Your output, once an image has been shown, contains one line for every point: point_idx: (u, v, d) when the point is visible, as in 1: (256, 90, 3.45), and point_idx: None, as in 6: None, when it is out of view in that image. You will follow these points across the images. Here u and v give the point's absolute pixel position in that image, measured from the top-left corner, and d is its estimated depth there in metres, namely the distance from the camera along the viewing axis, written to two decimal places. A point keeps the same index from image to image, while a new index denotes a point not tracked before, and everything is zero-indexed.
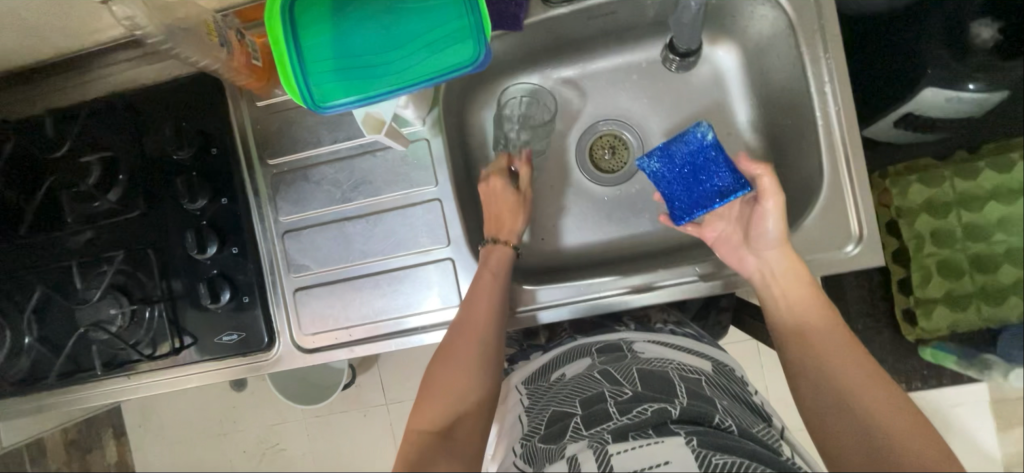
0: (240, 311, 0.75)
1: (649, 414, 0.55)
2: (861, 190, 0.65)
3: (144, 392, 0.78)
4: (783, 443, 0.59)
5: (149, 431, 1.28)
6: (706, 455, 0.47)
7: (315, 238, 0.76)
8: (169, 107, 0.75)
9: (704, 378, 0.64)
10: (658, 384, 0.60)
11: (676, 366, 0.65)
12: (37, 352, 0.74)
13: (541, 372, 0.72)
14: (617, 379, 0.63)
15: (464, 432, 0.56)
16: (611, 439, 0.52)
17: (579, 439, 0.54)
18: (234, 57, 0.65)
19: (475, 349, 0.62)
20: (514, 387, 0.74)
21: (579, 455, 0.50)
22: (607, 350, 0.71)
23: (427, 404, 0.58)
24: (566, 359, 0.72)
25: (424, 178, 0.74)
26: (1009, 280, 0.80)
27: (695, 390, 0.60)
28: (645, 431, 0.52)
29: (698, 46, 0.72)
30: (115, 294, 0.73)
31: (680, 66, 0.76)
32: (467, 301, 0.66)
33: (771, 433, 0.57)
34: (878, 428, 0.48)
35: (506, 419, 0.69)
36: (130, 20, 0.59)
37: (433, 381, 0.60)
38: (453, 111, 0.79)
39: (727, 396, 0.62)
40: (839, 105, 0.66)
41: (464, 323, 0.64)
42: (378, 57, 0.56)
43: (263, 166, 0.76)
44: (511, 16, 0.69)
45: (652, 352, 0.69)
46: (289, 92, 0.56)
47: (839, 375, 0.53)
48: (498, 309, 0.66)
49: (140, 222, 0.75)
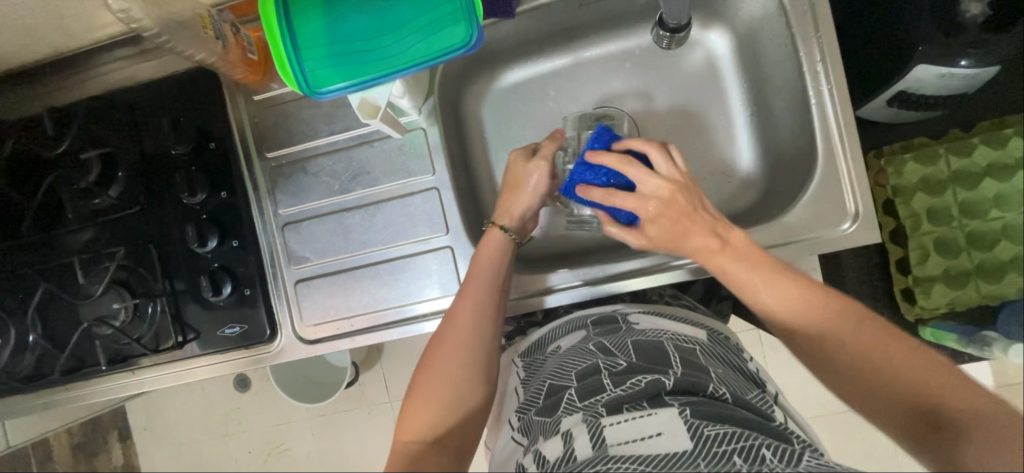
0: (242, 304, 0.76)
1: (643, 385, 0.57)
2: (855, 166, 0.65)
3: (150, 387, 0.79)
4: (778, 408, 0.62)
5: (154, 434, 1.29)
6: (699, 427, 0.50)
7: (314, 230, 0.76)
8: (167, 103, 0.76)
9: (698, 347, 0.66)
10: (654, 354, 0.63)
11: (670, 335, 0.67)
12: (42, 348, 0.75)
13: (537, 347, 0.75)
14: (611, 350, 0.65)
15: (456, 438, 0.57)
16: (604, 412, 0.55)
17: (574, 412, 0.57)
18: (230, 50, 0.66)
19: (460, 355, 0.62)
20: (511, 362, 0.77)
21: (573, 430, 0.54)
22: (602, 322, 0.72)
23: (417, 412, 0.57)
24: (562, 333, 0.74)
25: (420, 167, 0.74)
26: (1008, 257, 0.80)
27: (688, 359, 0.62)
28: (640, 402, 0.55)
29: (687, 21, 0.70)
30: (117, 289, 0.73)
31: (671, 43, 0.73)
32: (455, 307, 0.65)
33: (764, 398, 0.60)
34: (878, 367, 0.49)
35: (506, 390, 0.73)
36: (126, 13, 0.59)
37: (422, 389, 0.59)
38: (448, 101, 0.79)
39: (722, 364, 0.65)
40: (831, 83, 0.66)
41: (452, 329, 0.63)
42: (372, 41, 0.57)
43: (262, 159, 0.77)
44: (504, 3, 0.70)
45: (647, 323, 0.70)
46: (284, 77, 0.56)
47: (851, 340, 0.51)
48: (488, 313, 0.65)
49: (141, 217, 0.75)
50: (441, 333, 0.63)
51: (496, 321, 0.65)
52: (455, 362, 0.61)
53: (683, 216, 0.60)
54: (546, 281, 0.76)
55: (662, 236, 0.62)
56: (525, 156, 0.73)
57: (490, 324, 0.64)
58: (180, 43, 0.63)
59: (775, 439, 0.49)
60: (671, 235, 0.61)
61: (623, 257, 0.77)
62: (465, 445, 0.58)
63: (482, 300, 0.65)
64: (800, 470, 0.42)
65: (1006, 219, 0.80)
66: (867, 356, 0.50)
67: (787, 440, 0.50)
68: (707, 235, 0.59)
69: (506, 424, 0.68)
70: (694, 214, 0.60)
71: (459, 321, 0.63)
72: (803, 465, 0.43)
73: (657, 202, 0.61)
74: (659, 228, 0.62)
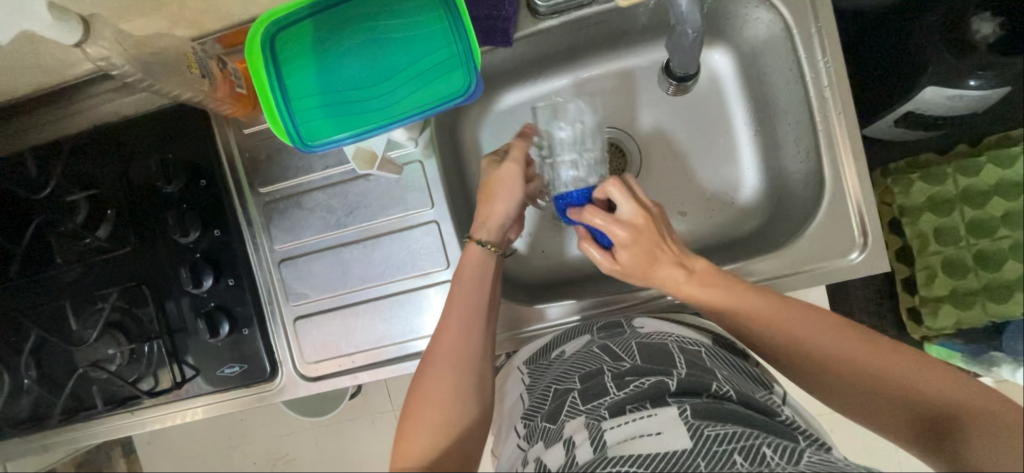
0: (240, 343, 0.74)
1: (647, 386, 0.56)
2: (864, 194, 0.64)
3: (154, 427, 0.78)
4: (784, 408, 0.61)
5: (157, 450, 1.27)
6: (699, 427, 0.48)
7: (312, 266, 0.75)
8: (156, 138, 0.73)
9: (704, 350, 0.63)
10: (657, 355, 0.61)
11: (675, 338, 0.64)
12: (37, 392, 0.73)
13: (542, 352, 0.71)
14: (616, 353, 0.63)
15: (456, 458, 0.54)
16: (607, 415, 0.54)
17: (577, 416, 0.56)
18: (216, 87, 0.63)
19: (448, 381, 0.57)
20: (516, 367, 0.73)
21: (575, 437, 0.53)
22: (606, 326, 0.70)
23: (413, 437, 0.55)
24: (565, 337, 0.71)
25: (419, 200, 0.73)
26: (1015, 275, 0.79)
27: (695, 362, 0.60)
28: (642, 403, 0.54)
29: (696, 70, 0.68)
30: (112, 333, 0.72)
31: (677, 89, 0.72)
32: (439, 333, 0.61)
33: (771, 399, 0.58)
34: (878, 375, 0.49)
35: (508, 397, 0.71)
36: (106, 61, 0.54)
37: (413, 416, 0.56)
38: (445, 128, 0.77)
39: (728, 366, 0.63)
40: (840, 109, 0.64)
41: (440, 355, 0.59)
42: (369, 93, 0.58)
43: (255, 194, 0.75)
44: (501, 32, 0.67)
45: (650, 326, 0.68)
46: (275, 131, 0.57)
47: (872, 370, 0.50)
48: (475, 336, 0.61)
49: (132, 257, 0.73)
50: (426, 358, 0.60)
51: (489, 345, 0.62)
52: (440, 387, 0.57)
53: (657, 241, 0.58)
54: (545, 314, 0.76)
55: (637, 260, 0.58)
56: (497, 161, 0.70)
57: (478, 345, 0.61)
58: (163, 83, 0.58)
59: (776, 437, 0.49)
60: (643, 260, 0.58)
61: (629, 289, 0.76)
62: (466, 461, 0.55)
63: (468, 322, 0.61)
64: (800, 467, 0.42)
65: (1014, 238, 0.79)
66: (861, 363, 0.50)
67: (790, 437, 0.50)
68: (674, 266, 0.57)
69: (509, 430, 0.66)
70: (664, 245, 0.58)
71: (444, 347, 0.60)
72: (804, 462, 0.43)
73: (630, 229, 0.58)
74: (630, 254, 0.58)
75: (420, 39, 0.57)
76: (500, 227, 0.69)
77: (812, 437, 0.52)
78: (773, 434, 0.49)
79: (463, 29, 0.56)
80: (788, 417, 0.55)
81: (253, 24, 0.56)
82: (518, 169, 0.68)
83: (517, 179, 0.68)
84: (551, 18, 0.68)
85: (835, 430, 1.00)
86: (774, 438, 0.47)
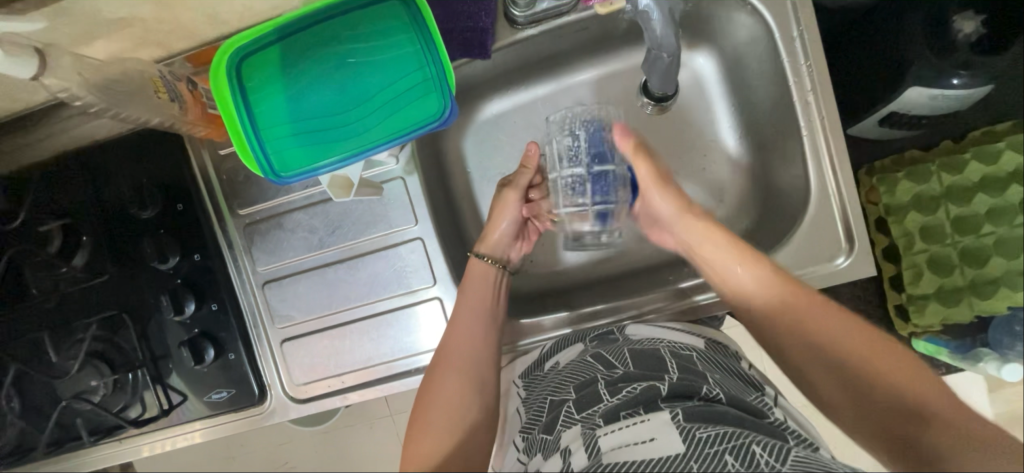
0: (227, 369, 0.73)
1: (638, 391, 0.56)
2: (849, 200, 0.63)
3: (148, 453, 0.77)
4: (778, 410, 0.59)
5: (156, 463, 1.25)
6: (691, 430, 0.48)
7: (296, 287, 0.74)
8: (129, 163, 0.72)
9: (697, 354, 0.63)
10: (650, 361, 0.60)
11: (668, 343, 0.64)
12: (20, 426, 0.69)
13: (536, 365, 0.71)
14: (609, 361, 0.62)
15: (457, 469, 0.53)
16: (602, 422, 0.53)
17: (573, 425, 0.56)
18: (187, 110, 0.62)
19: (457, 396, 0.60)
20: (510, 384, 0.72)
21: (571, 446, 0.52)
22: (598, 334, 0.69)
23: (423, 442, 0.56)
24: (559, 346, 0.70)
25: (403, 217, 0.72)
26: (1000, 271, 0.80)
27: (688, 367, 0.60)
28: (636, 409, 0.54)
29: (674, 92, 0.67)
30: (94, 364, 0.69)
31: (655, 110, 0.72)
32: (447, 341, 0.64)
33: (764, 401, 0.58)
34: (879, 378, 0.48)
35: (504, 415, 0.70)
36: (67, 92, 0.51)
37: (420, 428, 0.57)
38: (427, 142, 0.76)
39: (721, 371, 0.62)
40: (824, 114, 0.64)
41: (452, 363, 0.62)
42: (341, 119, 0.57)
43: (235, 217, 0.73)
44: (478, 45, 0.65)
45: (643, 333, 0.67)
46: (245, 161, 0.56)
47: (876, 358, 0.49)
48: (480, 345, 0.64)
49: (110, 287, 0.70)
50: (435, 368, 0.62)
51: (490, 362, 0.64)
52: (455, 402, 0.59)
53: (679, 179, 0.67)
54: (535, 327, 0.76)
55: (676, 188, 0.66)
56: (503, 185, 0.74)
57: (486, 352, 0.64)
58: (130, 111, 0.56)
59: (768, 437, 0.48)
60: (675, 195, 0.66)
61: (622, 297, 0.76)
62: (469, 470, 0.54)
63: (474, 336, 0.64)
64: (789, 468, 0.41)
65: (998, 234, 0.79)
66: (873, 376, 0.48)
67: (781, 437, 0.49)
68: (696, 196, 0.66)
69: (510, 443, 0.65)
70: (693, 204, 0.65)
71: (458, 353, 0.63)
72: (792, 460, 0.42)
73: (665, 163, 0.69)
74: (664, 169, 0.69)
75: (391, 61, 0.56)
76: (500, 243, 0.73)
77: (802, 436, 0.51)
78: (766, 434, 0.49)
79: (436, 50, 0.56)
80: (779, 419, 0.54)
81: (218, 50, 0.55)
82: (518, 194, 0.72)
83: (515, 202, 0.72)
84: (529, 28, 0.67)
85: (827, 423, 1.00)
86: (763, 436, 0.46)
